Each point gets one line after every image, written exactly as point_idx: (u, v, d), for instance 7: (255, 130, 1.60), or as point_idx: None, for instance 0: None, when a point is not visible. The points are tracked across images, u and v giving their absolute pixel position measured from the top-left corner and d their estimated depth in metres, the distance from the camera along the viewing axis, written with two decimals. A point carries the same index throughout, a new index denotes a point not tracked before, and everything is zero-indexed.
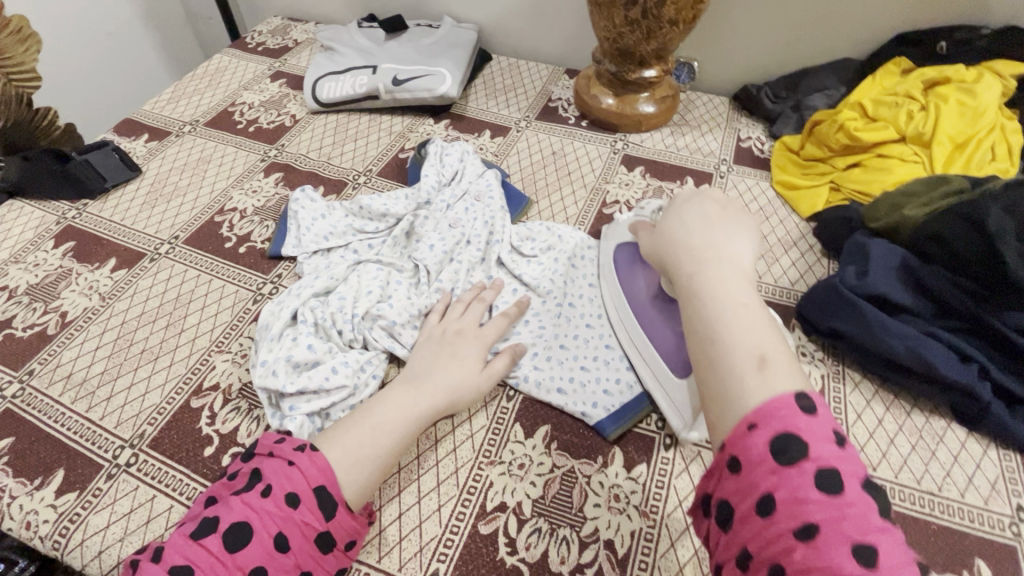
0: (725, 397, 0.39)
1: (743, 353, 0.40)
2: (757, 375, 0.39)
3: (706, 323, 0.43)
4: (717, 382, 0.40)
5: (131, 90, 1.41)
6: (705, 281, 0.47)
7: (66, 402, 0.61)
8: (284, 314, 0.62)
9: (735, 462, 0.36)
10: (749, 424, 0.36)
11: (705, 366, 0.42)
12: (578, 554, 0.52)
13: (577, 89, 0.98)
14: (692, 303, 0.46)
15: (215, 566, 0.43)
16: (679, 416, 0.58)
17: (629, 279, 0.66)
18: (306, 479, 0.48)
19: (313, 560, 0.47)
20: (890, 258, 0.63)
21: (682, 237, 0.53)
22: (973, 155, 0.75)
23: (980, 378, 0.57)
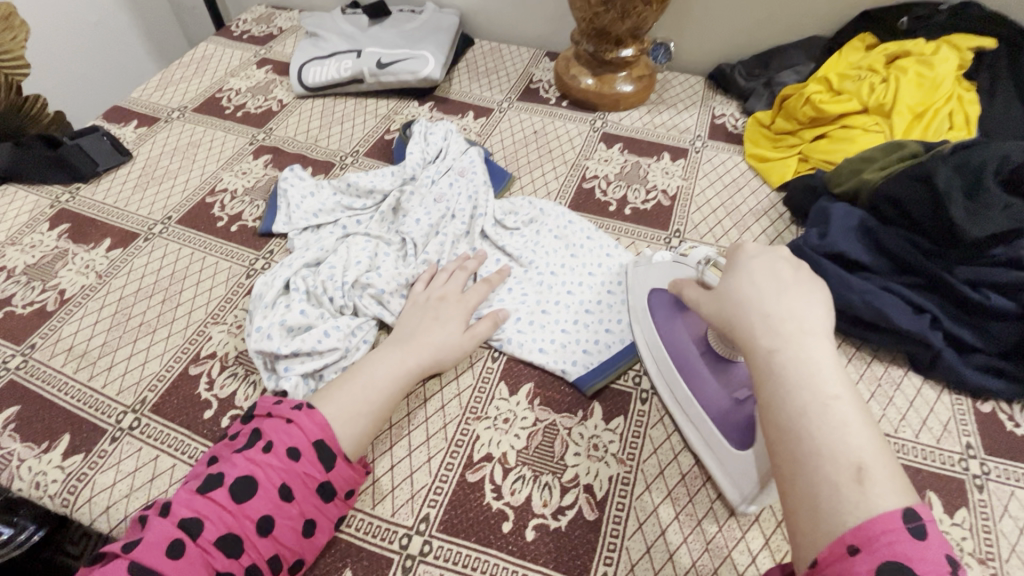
0: (813, 508, 0.35)
1: (839, 460, 0.36)
2: (856, 489, 0.35)
3: (789, 414, 0.39)
4: (803, 485, 0.37)
5: (117, 80, 1.42)
6: (784, 358, 0.41)
7: (68, 372, 0.64)
8: (276, 283, 0.65)
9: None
10: (849, 547, 0.33)
11: (789, 466, 0.38)
12: (560, 498, 0.55)
13: (557, 70, 1.01)
14: (768, 385, 0.41)
15: (223, 516, 0.47)
16: (737, 489, 0.53)
17: (671, 332, 0.62)
18: (305, 434, 0.52)
19: (316, 509, 0.50)
20: (849, 220, 0.68)
21: (750, 298, 0.46)
22: (931, 123, 0.78)
23: (933, 328, 0.62)
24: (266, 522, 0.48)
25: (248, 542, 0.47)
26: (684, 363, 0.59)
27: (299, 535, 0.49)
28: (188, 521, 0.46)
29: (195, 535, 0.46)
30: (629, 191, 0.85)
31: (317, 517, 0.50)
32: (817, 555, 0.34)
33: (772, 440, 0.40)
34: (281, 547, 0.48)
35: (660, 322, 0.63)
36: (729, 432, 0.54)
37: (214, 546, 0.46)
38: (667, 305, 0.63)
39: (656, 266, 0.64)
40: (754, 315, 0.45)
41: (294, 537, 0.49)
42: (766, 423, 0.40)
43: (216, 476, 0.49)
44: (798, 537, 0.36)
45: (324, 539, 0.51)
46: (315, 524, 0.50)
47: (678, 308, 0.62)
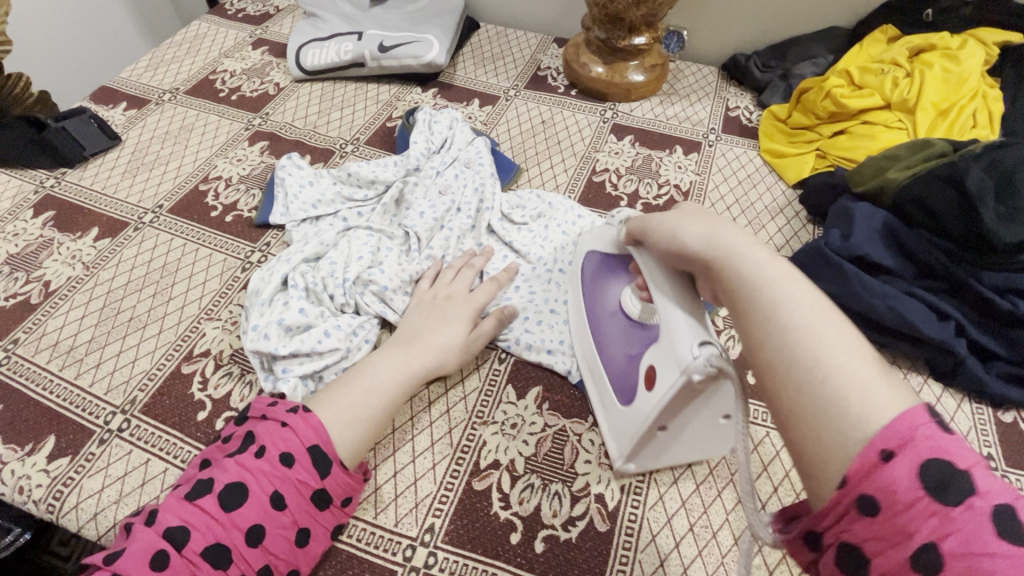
0: (825, 421, 0.30)
1: (850, 365, 0.31)
2: (877, 391, 0.30)
3: (782, 324, 0.34)
4: (809, 401, 0.31)
5: (106, 57, 1.36)
6: (769, 272, 0.37)
7: (54, 369, 0.60)
8: (274, 278, 0.62)
9: (870, 502, 0.28)
10: (882, 453, 0.28)
11: (785, 379, 0.32)
12: (570, 508, 0.53)
13: (566, 57, 0.97)
14: (753, 299, 0.36)
15: (212, 525, 0.44)
16: (617, 445, 0.54)
17: (594, 293, 0.62)
18: (300, 438, 0.49)
19: (310, 517, 0.48)
20: (873, 221, 0.65)
21: (716, 223, 0.43)
22: (956, 121, 0.76)
23: (956, 335, 0.60)
24: (256, 533, 0.45)
25: (237, 553, 0.44)
26: (599, 322, 0.60)
27: (292, 545, 0.47)
28: (174, 531, 0.43)
29: (181, 546, 0.43)
30: (641, 186, 0.82)
31: (311, 526, 0.48)
32: (845, 470, 0.29)
33: (762, 359, 0.34)
34: (273, 557, 0.46)
35: (590, 281, 0.63)
36: (619, 388, 0.55)
37: (201, 557, 0.43)
38: (599, 265, 0.63)
39: (592, 231, 0.65)
40: (729, 233, 0.41)
41: (286, 547, 0.46)
42: (754, 340, 0.35)
43: (205, 482, 0.46)
44: (810, 462, 0.31)
45: (318, 548, 0.49)
46: (309, 533, 0.48)
47: (610, 267, 0.61)
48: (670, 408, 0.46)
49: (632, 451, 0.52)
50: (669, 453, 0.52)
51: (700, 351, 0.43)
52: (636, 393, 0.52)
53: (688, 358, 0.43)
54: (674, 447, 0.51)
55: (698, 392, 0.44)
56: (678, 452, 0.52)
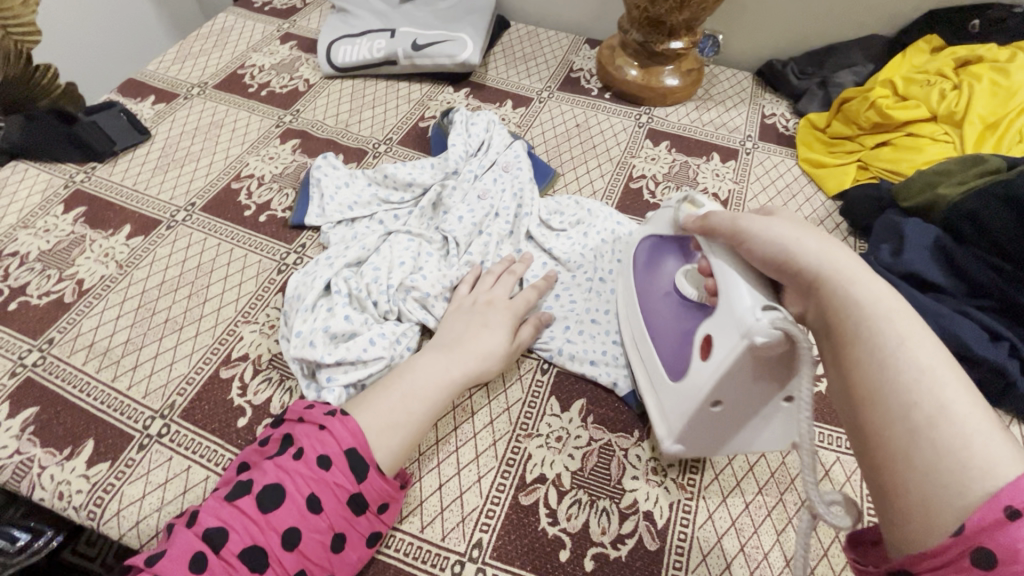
0: (942, 464, 0.30)
1: (972, 416, 0.31)
2: (1001, 445, 0.29)
3: (901, 363, 0.34)
4: (919, 442, 0.31)
5: (129, 47, 1.34)
6: (886, 310, 0.37)
7: (91, 371, 0.59)
8: (317, 284, 0.61)
9: (989, 556, 0.27)
10: (1006, 507, 0.27)
11: (894, 418, 0.32)
12: (619, 525, 0.52)
13: (600, 59, 0.96)
14: (868, 330, 0.36)
15: (249, 528, 0.44)
16: (666, 425, 0.53)
17: (649, 279, 0.61)
18: (337, 441, 0.47)
19: (346, 522, 0.46)
20: (923, 238, 0.64)
21: (826, 243, 0.43)
22: (1004, 136, 0.75)
23: (1009, 356, 0.59)
24: (292, 536, 0.44)
25: (274, 556, 0.43)
26: (652, 302, 0.60)
27: (327, 550, 0.45)
28: (213, 532, 0.43)
29: (219, 547, 0.43)
30: (679, 194, 0.81)
31: (347, 532, 0.46)
32: (963, 518, 0.28)
33: (870, 391, 0.34)
34: (308, 562, 0.44)
35: (643, 262, 0.63)
36: (671, 367, 0.54)
37: (238, 559, 0.42)
38: (654, 249, 0.62)
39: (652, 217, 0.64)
40: (841, 259, 0.41)
41: (322, 551, 0.45)
42: (863, 371, 0.35)
43: (244, 483, 0.46)
44: (914, 504, 0.30)
45: (354, 554, 0.47)
46: (344, 539, 0.46)
47: (665, 251, 0.62)
48: (727, 377, 0.46)
49: (682, 430, 0.51)
50: (719, 440, 0.52)
51: (764, 315, 0.43)
52: (688, 366, 0.51)
53: (751, 320, 0.43)
54: (726, 428, 0.51)
55: (760, 356, 0.44)
56: (728, 441, 0.52)
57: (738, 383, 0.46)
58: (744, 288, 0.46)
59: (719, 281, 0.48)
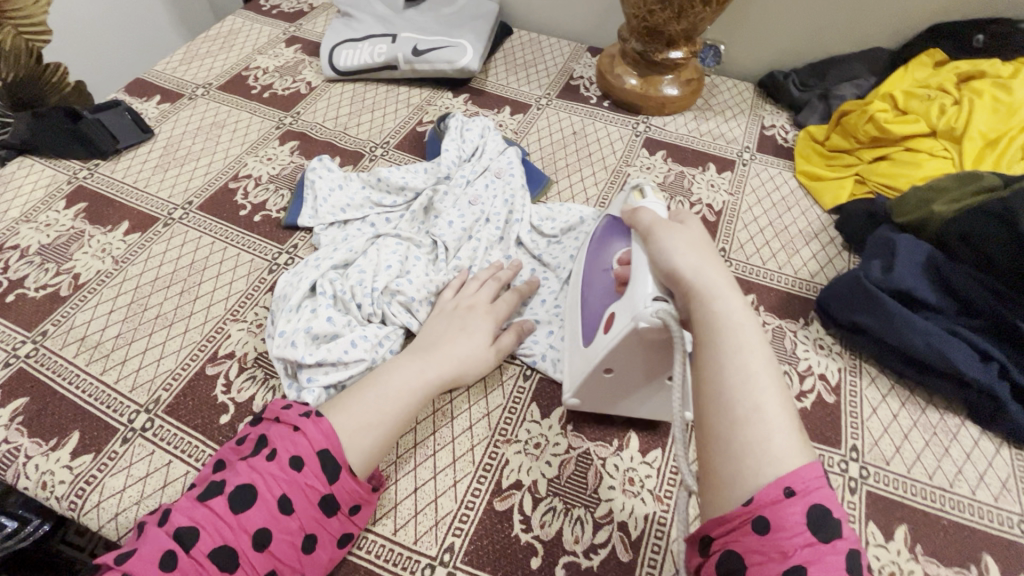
0: (746, 454, 0.36)
1: (772, 417, 0.37)
2: (784, 443, 0.36)
3: (738, 371, 0.39)
4: (728, 433, 0.37)
5: (140, 48, 1.36)
6: (738, 320, 0.42)
7: (81, 364, 0.61)
8: (302, 285, 0.62)
9: (764, 523, 0.34)
10: (783, 489, 0.34)
11: (724, 414, 0.38)
12: (592, 535, 0.52)
13: (600, 68, 0.96)
14: (716, 338, 0.41)
15: (221, 528, 0.44)
16: (569, 382, 0.57)
17: (598, 254, 0.62)
18: (310, 443, 0.48)
19: (317, 523, 0.47)
20: (916, 254, 0.63)
21: (706, 260, 0.47)
22: (1004, 153, 0.73)
23: (999, 378, 0.57)
24: (263, 537, 0.44)
25: (244, 558, 0.44)
26: (590, 275, 0.61)
27: (298, 551, 0.46)
28: (183, 532, 0.43)
29: (188, 547, 0.43)
30: (672, 204, 0.81)
31: (318, 532, 0.47)
32: (752, 493, 0.35)
33: (707, 391, 0.40)
34: (278, 563, 0.45)
35: (596, 238, 0.63)
36: (586, 333, 0.57)
37: (208, 559, 0.43)
38: (608, 227, 0.62)
39: (616, 199, 0.63)
40: (714, 273, 0.45)
41: (292, 552, 0.46)
42: (705, 375, 0.40)
43: (217, 484, 0.46)
44: (717, 481, 0.37)
45: (326, 555, 0.48)
46: (315, 539, 0.47)
47: (617, 230, 0.61)
48: (618, 351, 0.50)
49: (579, 388, 0.55)
50: (617, 403, 0.56)
51: (652, 304, 0.46)
52: (596, 335, 0.54)
53: (642, 305, 0.47)
54: (618, 395, 0.55)
55: (645, 339, 0.48)
56: (627, 403, 0.56)
57: (628, 357, 0.50)
58: (649, 275, 0.49)
59: (633, 270, 0.50)
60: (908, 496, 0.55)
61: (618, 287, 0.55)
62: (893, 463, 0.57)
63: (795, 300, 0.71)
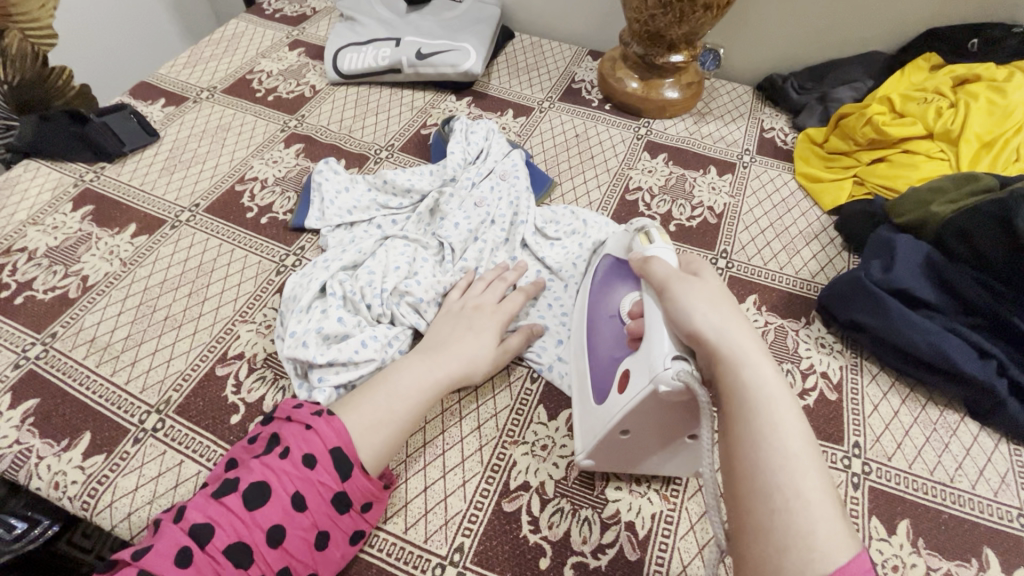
0: (790, 539, 0.35)
1: (815, 497, 0.37)
2: (830, 524, 0.35)
3: (774, 446, 0.39)
4: (771, 515, 0.36)
5: (143, 52, 1.37)
6: (772, 391, 0.42)
7: (91, 365, 0.61)
8: (312, 285, 0.62)
9: None
10: None
11: (764, 494, 0.37)
12: (600, 534, 0.53)
13: (601, 71, 0.97)
14: (751, 411, 0.41)
15: (235, 524, 0.45)
16: (581, 441, 0.55)
17: (601, 303, 0.61)
18: (323, 441, 0.49)
19: (330, 519, 0.48)
20: (915, 254, 0.64)
21: (730, 320, 0.47)
22: (1000, 154, 0.75)
23: (997, 374, 0.58)
24: (277, 533, 0.45)
25: (258, 553, 0.44)
26: (595, 321, 0.60)
27: (311, 548, 0.46)
28: (199, 528, 0.44)
29: (204, 543, 0.44)
30: (674, 206, 0.82)
31: (330, 529, 0.48)
32: None
33: (744, 466, 0.39)
34: (292, 559, 0.46)
35: (597, 283, 0.63)
36: (597, 388, 0.55)
37: (223, 555, 0.44)
38: (610, 269, 0.62)
39: (614, 242, 0.63)
40: (740, 336, 0.45)
41: (306, 549, 0.46)
42: (741, 448, 0.40)
43: (231, 481, 0.47)
44: (761, 566, 0.35)
45: (338, 552, 0.49)
46: (328, 536, 0.48)
47: (620, 274, 0.61)
48: (635, 412, 0.49)
49: (593, 449, 0.53)
50: (633, 461, 0.54)
51: (672, 364, 0.46)
52: (609, 393, 0.53)
53: (661, 367, 0.46)
54: (640, 455, 0.53)
55: (664, 401, 0.47)
56: (644, 462, 0.54)
57: (646, 418, 0.49)
58: (668, 334, 0.48)
59: (648, 326, 0.50)
60: (909, 492, 0.56)
61: (631, 341, 0.54)
62: (894, 459, 0.58)
63: (796, 300, 0.72)
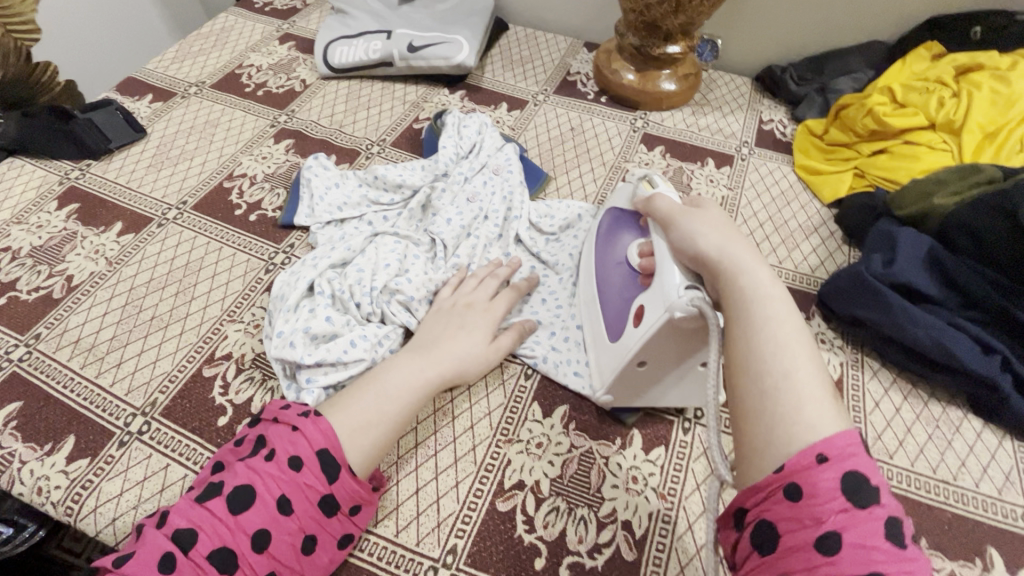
0: (777, 422, 0.36)
1: (808, 386, 0.37)
2: (819, 410, 0.36)
3: (767, 339, 0.39)
4: (762, 404, 0.37)
5: (131, 47, 1.35)
6: (770, 292, 0.42)
7: (75, 367, 0.60)
8: (300, 284, 0.61)
9: (796, 490, 0.33)
10: (817, 455, 0.34)
11: (753, 383, 0.38)
12: (596, 535, 0.51)
13: (597, 63, 0.96)
14: (746, 312, 0.41)
15: (220, 530, 0.44)
16: (600, 378, 0.58)
17: (608, 249, 0.63)
18: (309, 443, 0.47)
19: (317, 524, 0.46)
20: (917, 247, 0.63)
21: (730, 238, 0.47)
22: (1003, 145, 0.73)
23: (1001, 370, 0.57)
24: (262, 539, 0.44)
25: (243, 560, 0.43)
26: (605, 268, 0.62)
27: (298, 552, 0.45)
28: (181, 534, 0.43)
29: (187, 549, 0.42)
30: None
31: (318, 533, 0.46)
32: (784, 461, 0.35)
33: (738, 362, 0.40)
34: (278, 565, 0.44)
35: (604, 233, 0.64)
36: (612, 328, 0.58)
37: (207, 562, 0.42)
38: (615, 219, 0.64)
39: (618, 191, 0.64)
40: (739, 250, 0.46)
41: (293, 554, 0.45)
42: (735, 348, 0.41)
43: (215, 485, 0.46)
44: (751, 450, 0.37)
45: (326, 556, 0.48)
46: (315, 541, 0.46)
47: (625, 222, 0.62)
48: (651, 343, 0.50)
49: (612, 384, 0.55)
50: (648, 395, 0.56)
51: (686, 292, 0.47)
52: (625, 329, 0.55)
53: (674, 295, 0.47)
54: (651, 388, 0.55)
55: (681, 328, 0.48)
56: (658, 394, 0.56)
57: (661, 347, 0.51)
58: (673, 262, 0.49)
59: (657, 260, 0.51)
60: (912, 490, 0.55)
61: (644, 279, 0.56)
62: (896, 457, 0.57)
63: (795, 295, 0.70)
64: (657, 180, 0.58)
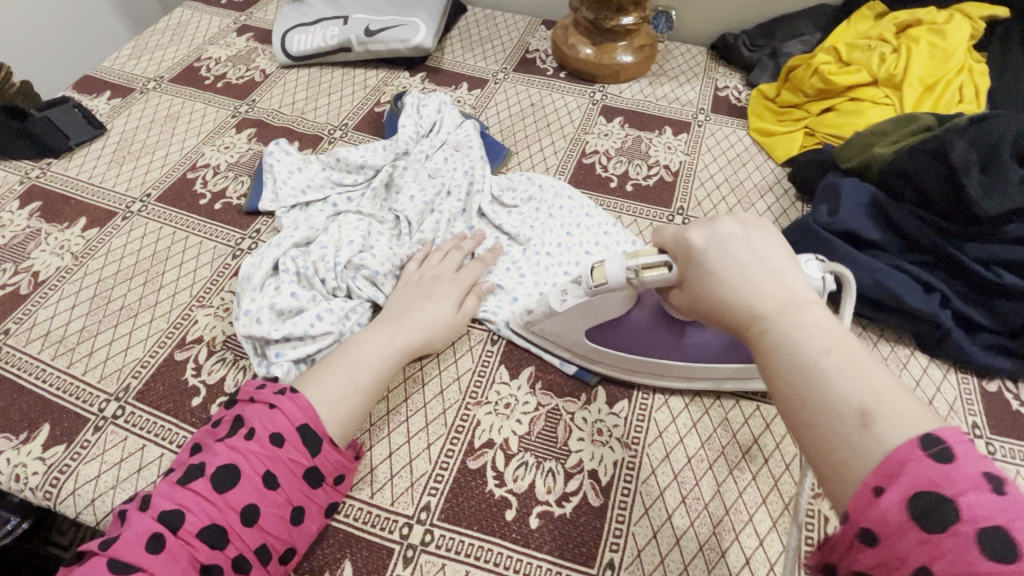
0: (835, 448, 0.30)
1: (856, 389, 0.31)
2: (886, 413, 0.30)
3: (794, 357, 0.34)
4: (822, 433, 0.31)
5: (83, 41, 1.32)
6: (773, 307, 0.37)
7: (46, 358, 0.60)
8: (265, 264, 0.62)
9: (869, 534, 0.28)
10: (874, 487, 0.28)
11: (801, 407, 0.32)
12: (564, 484, 0.54)
13: (554, 39, 0.97)
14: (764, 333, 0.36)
15: (206, 508, 0.45)
16: None
17: (642, 343, 0.57)
18: (289, 419, 0.49)
19: (304, 494, 0.48)
20: (860, 196, 0.66)
21: (725, 264, 0.41)
22: (942, 95, 0.76)
23: (942, 307, 0.60)
24: (250, 513, 0.45)
25: (233, 533, 0.45)
26: (662, 342, 0.56)
27: (287, 523, 0.47)
28: (168, 515, 0.44)
29: (177, 529, 0.44)
30: (630, 167, 0.82)
31: (305, 504, 0.48)
32: (846, 506, 0.30)
33: (778, 390, 0.34)
34: (269, 536, 0.46)
35: (614, 340, 0.57)
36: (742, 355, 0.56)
37: (197, 538, 0.44)
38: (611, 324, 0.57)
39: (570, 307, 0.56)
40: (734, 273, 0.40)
41: (282, 525, 0.47)
42: (769, 375, 0.35)
43: (197, 466, 0.47)
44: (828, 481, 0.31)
45: (315, 525, 0.49)
46: (304, 511, 0.48)
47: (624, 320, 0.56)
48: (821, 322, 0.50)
49: None
50: None
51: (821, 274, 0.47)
52: None
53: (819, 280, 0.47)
54: None
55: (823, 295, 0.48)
56: None
57: None
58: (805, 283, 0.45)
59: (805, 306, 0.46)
60: None
61: None
62: None
63: None
64: (641, 266, 0.49)
